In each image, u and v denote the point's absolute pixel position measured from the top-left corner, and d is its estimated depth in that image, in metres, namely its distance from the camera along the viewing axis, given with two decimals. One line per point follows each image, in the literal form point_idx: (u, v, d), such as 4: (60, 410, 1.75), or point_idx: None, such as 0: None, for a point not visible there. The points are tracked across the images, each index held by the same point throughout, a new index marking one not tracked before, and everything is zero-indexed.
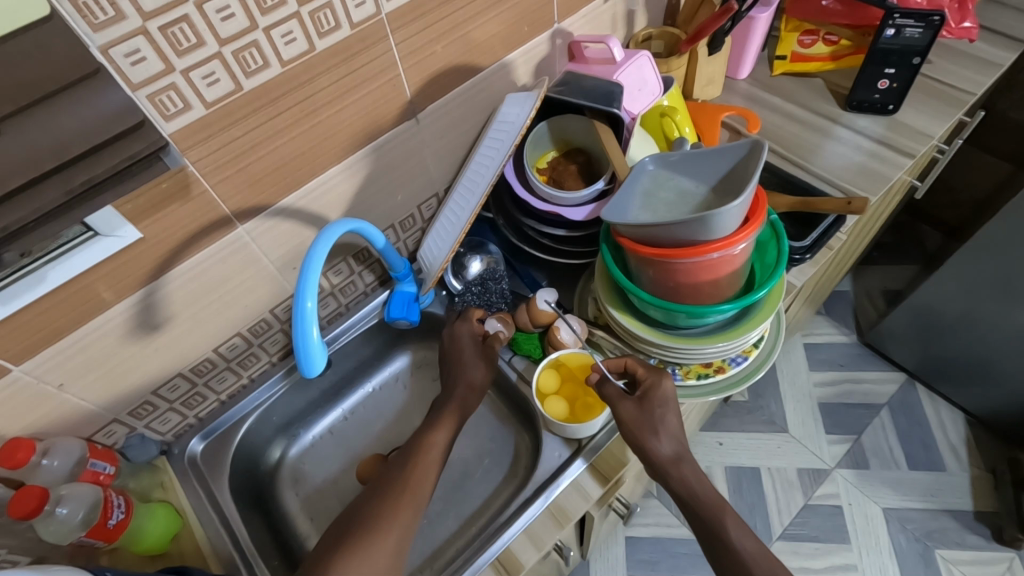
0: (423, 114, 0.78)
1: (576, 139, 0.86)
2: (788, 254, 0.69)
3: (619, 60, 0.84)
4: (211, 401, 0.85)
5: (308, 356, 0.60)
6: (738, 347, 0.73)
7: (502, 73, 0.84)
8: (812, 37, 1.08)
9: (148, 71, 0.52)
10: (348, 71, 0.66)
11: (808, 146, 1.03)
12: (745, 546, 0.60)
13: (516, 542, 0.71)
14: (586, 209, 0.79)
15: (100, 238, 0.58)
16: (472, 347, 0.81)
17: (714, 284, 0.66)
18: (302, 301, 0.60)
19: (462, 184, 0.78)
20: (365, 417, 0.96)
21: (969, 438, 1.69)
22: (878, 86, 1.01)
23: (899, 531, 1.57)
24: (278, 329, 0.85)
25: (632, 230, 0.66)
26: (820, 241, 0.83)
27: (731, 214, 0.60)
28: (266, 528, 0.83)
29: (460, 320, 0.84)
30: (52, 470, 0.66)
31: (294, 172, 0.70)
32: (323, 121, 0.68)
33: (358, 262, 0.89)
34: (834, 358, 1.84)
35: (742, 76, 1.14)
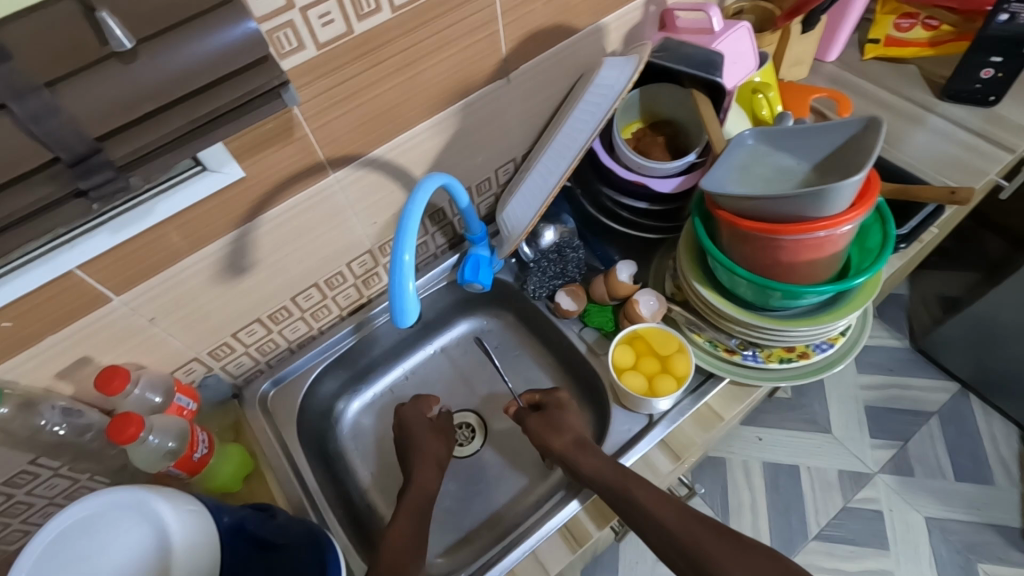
0: (515, 74, 0.77)
1: (665, 110, 0.84)
2: (894, 239, 0.66)
3: (717, 31, 0.81)
4: (282, 349, 0.86)
5: (402, 305, 0.61)
6: (826, 333, 0.71)
7: (595, 37, 0.82)
8: (911, 21, 1.03)
9: (270, 6, 0.52)
10: (452, 21, 0.65)
11: (898, 134, 0.99)
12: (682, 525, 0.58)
13: (584, 510, 0.72)
14: (674, 181, 0.78)
15: (207, 174, 0.59)
16: (421, 426, 0.83)
17: (812, 264, 0.64)
18: (401, 253, 0.60)
19: (552, 148, 0.77)
20: (425, 378, 0.97)
21: (1021, 454, 1.63)
22: (980, 75, 0.96)
23: (940, 542, 1.54)
24: (351, 283, 0.86)
25: (732, 203, 0.64)
26: (919, 229, 0.80)
27: (844, 191, 0.58)
28: (329, 477, 0.85)
29: (409, 407, 0.86)
30: (140, 400, 0.69)
31: (388, 124, 0.70)
32: (421, 73, 0.67)
33: (433, 223, 0.88)
34: (884, 362, 1.79)
35: (830, 59, 1.10)
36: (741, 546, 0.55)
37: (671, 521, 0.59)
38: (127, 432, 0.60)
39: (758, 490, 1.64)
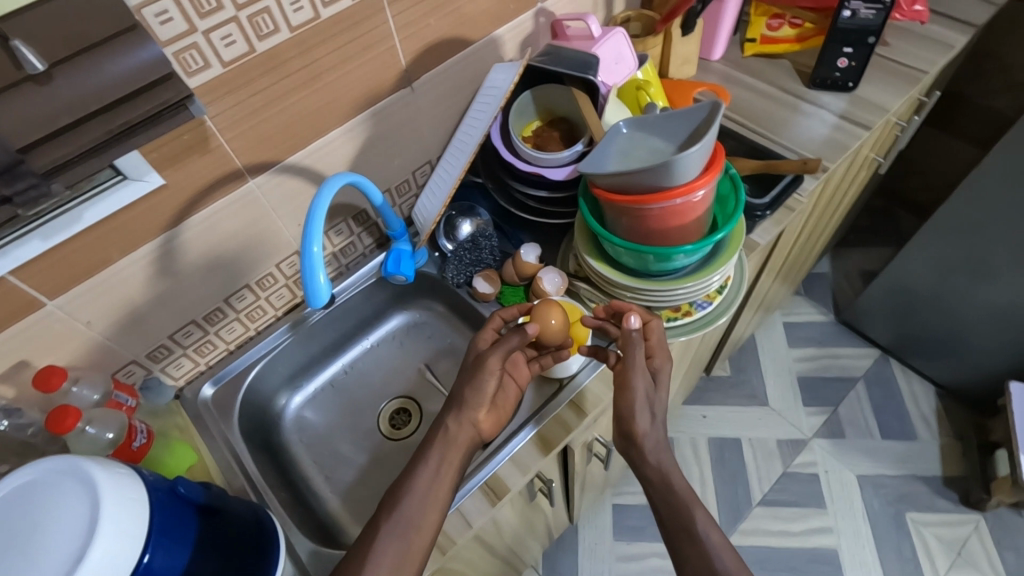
0: (418, 83, 0.86)
1: (558, 109, 0.94)
2: (745, 204, 0.77)
3: (597, 36, 0.92)
4: (221, 350, 0.91)
5: (315, 291, 0.69)
6: (703, 291, 0.81)
7: (491, 47, 0.92)
8: (779, 21, 1.17)
9: (174, 31, 0.60)
10: (350, 38, 0.74)
11: (778, 120, 1.11)
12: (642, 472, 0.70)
13: (503, 469, 0.79)
14: (566, 169, 0.87)
15: (129, 182, 0.66)
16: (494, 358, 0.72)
17: (678, 229, 0.74)
18: (310, 246, 0.68)
19: (453, 146, 0.85)
20: (365, 370, 1.04)
21: (939, 409, 1.77)
22: (839, 64, 1.09)
23: (873, 496, 1.65)
24: (284, 284, 0.93)
25: (605, 181, 0.73)
26: (780, 198, 0.90)
27: (689, 162, 0.68)
28: (275, 468, 0.91)
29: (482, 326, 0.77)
30: (80, 398, 0.74)
31: (300, 132, 0.78)
32: (325, 85, 0.75)
33: (358, 224, 0.96)
34: (813, 336, 1.92)
35: (715, 57, 1.22)
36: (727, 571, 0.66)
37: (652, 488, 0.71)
38: (65, 423, 0.66)
39: (706, 464, 1.74)
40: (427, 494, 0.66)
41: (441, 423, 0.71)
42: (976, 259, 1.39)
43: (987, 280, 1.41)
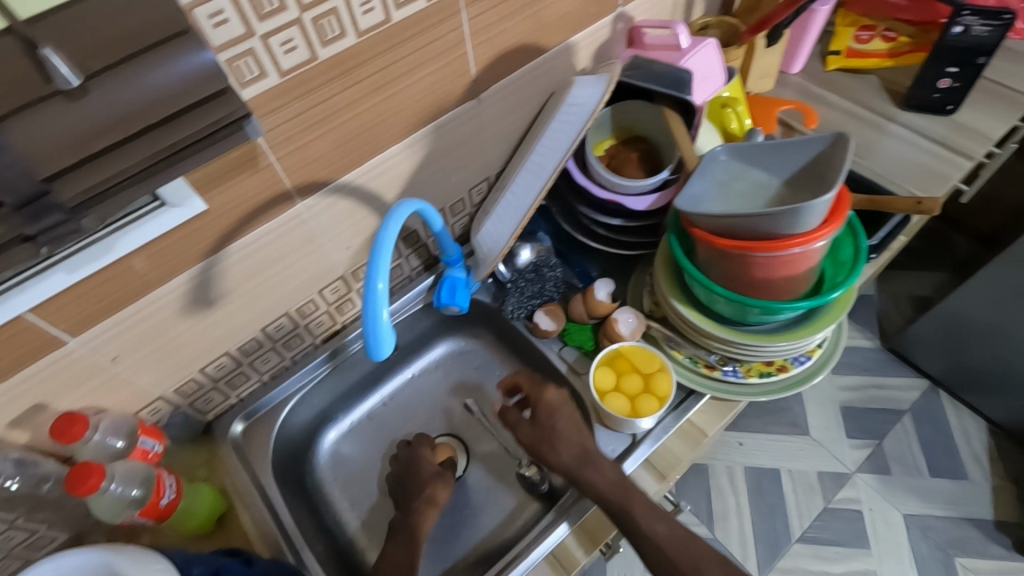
0: (486, 94, 0.76)
1: (640, 127, 0.84)
2: (866, 252, 0.67)
3: (685, 48, 0.82)
4: (254, 381, 0.83)
5: (377, 337, 0.60)
6: (804, 347, 0.71)
7: (566, 55, 0.82)
8: (869, 33, 1.07)
9: (229, 34, 0.50)
10: (420, 44, 0.64)
11: (865, 144, 1.01)
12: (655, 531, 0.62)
13: (571, 537, 0.70)
14: (648, 199, 0.78)
15: (168, 209, 0.57)
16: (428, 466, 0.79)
17: (790, 280, 0.65)
18: (375, 282, 0.58)
19: (525, 168, 0.76)
20: (405, 402, 0.95)
21: (991, 448, 1.65)
22: (939, 85, 0.98)
23: (920, 539, 1.54)
24: (324, 311, 0.84)
25: (708, 221, 0.64)
26: (887, 241, 0.81)
27: (817, 208, 0.58)
28: (308, 512, 0.82)
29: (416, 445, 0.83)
30: (100, 446, 0.65)
31: (358, 148, 0.68)
32: (389, 97, 0.66)
33: (407, 246, 0.87)
34: (859, 363, 1.79)
35: (794, 70, 1.11)
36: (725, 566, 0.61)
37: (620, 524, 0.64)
38: (88, 483, 0.57)
39: (742, 495, 1.64)
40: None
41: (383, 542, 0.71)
42: None
43: None
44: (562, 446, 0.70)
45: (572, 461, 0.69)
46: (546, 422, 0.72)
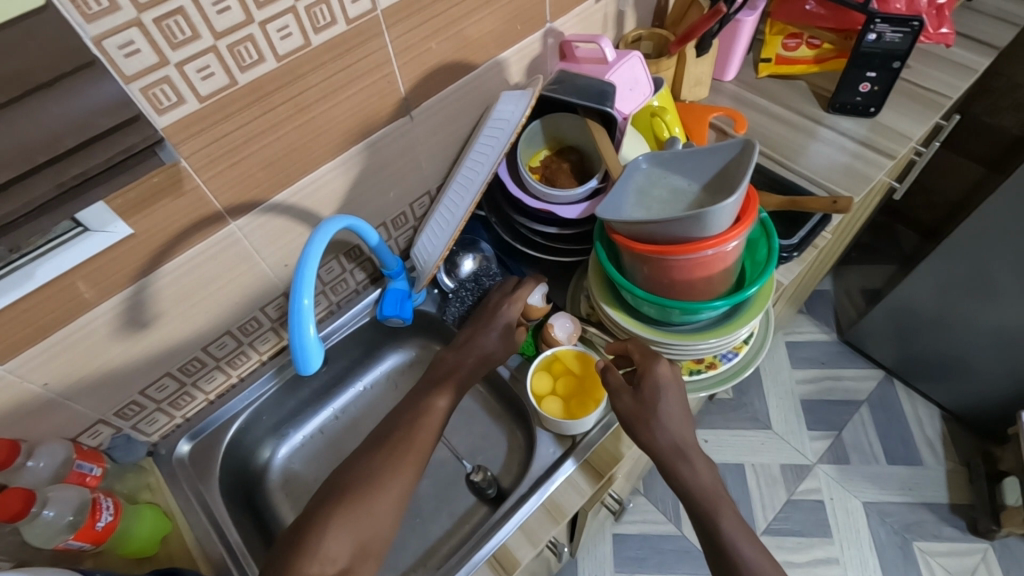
0: (417, 111, 0.79)
1: (569, 137, 0.87)
2: (778, 251, 0.71)
3: (611, 60, 0.85)
4: (199, 401, 0.83)
5: (304, 354, 0.61)
6: (729, 344, 0.74)
7: (496, 70, 0.85)
8: (796, 40, 1.11)
9: (142, 64, 0.51)
10: (343, 66, 0.66)
11: (794, 147, 1.05)
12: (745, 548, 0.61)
13: (511, 539, 0.72)
14: (579, 207, 0.81)
15: (90, 234, 0.58)
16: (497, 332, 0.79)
17: (706, 281, 0.67)
18: (299, 298, 0.60)
19: (456, 181, 0.78)
20: (357, 415, 0.96)
21: (944, 433, 1.70)
22: (860, 88, 1.03)
23: (879, 525, 1.58)
24: (269, 327, 0.85)
25: (627, 228, 0.66)
26: (808, 239, 0.84)
27: (724, 212, 0.61)
28: (257, 529, 0.82)
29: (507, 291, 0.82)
30: (36, 472, 0.65)
31: (287, 168, 0.70)
32: (315, 117, 0.68)
33: (350, 260, 0.88)
34: (815, 356, 1.85)
35: (728, 78, 1.15)
36: None
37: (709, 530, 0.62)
38: (11, 509, 0.58)
39: None
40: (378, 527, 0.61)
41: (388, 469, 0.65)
42: (972, 278, 1.35)
43: (989, 301, 1.35)
44: (661, 426, 0.67)
45: (667, 446, 0.66)
46: (648, 397, 0.68)
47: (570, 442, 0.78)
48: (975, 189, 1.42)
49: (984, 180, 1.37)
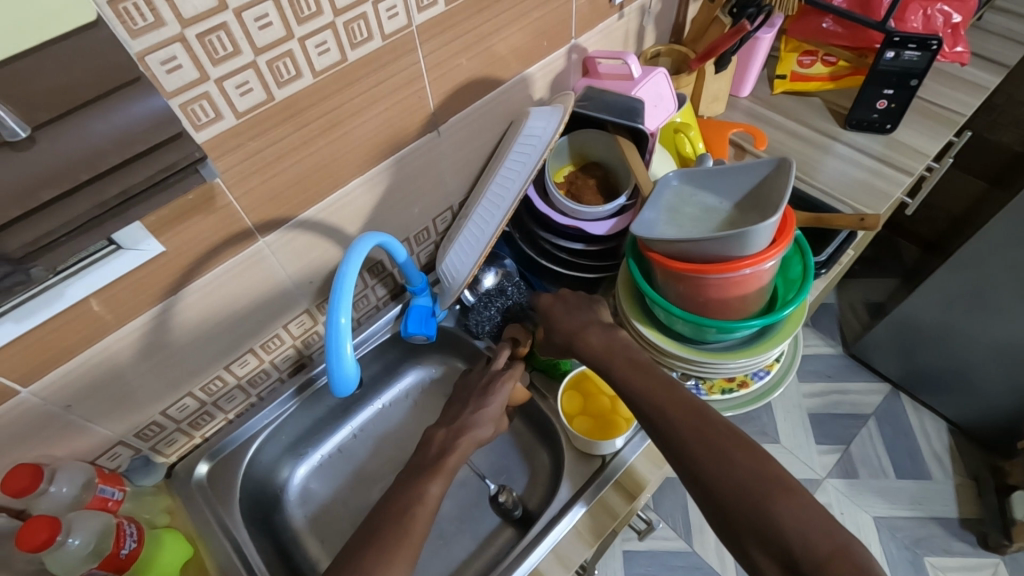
0: (445, 127, 0.78)
1: (594, 153, 0.87)
2: (813, 270, 0.70)
3: (636, 77, 0.85)
4: (218, 420, 0.82)
5: (341, 371, 0.61)
6: (761, 363, 0.73)
7: (522, 87, 0.84)
8: (811, 58, 1.13)
9: (183, 79, 0.51)
10: (378, 81, 0.65)
11: (811, 163, 1.05)
12: (730, 460, 0.55)
13: (544, 563, 0.70)
14: (608, 223, 0.80)
15: (122, 252, 0.56)
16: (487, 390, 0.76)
17: (742, 299, 0.67)
18: (337, 316, 0.60)
19: (486, 198, 0.78)
20: (375, 433, 0.94)
21: (951, 447, 1.70)
22: (877, 106, 1.04)
23: (889, 540, 1.57)
24: (290, 345, 0.83)
25: (663, 245, 0.66)
26: (835, 256, 0.84)
27: (763, 231, 0.61)
28: (276, 551, 0.80)
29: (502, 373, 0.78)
30: (56, 498, 0.62)
31: (317, 185, 0.69)
32: (348, 133, 0.67)
33: (373, 276, 0.87)
34: (822, 369, 1.85)
35: (743, 94, 1.16)
36: (797, 503, 0.51)
37: (685, 447, 0.57)
38: (39, 537, 0.56)
39: None
40: (411, 556, 0.59)
41: (420, 493, 0.63)
42: (980, 293, 1.35)
43: (998, 317, 1.36)
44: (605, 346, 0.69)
45: (631, 380, 0.65)
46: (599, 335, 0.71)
47: (599, 467, 0.77)
48: (981, 203, 1.43)
49: (989, 196, 1.39)
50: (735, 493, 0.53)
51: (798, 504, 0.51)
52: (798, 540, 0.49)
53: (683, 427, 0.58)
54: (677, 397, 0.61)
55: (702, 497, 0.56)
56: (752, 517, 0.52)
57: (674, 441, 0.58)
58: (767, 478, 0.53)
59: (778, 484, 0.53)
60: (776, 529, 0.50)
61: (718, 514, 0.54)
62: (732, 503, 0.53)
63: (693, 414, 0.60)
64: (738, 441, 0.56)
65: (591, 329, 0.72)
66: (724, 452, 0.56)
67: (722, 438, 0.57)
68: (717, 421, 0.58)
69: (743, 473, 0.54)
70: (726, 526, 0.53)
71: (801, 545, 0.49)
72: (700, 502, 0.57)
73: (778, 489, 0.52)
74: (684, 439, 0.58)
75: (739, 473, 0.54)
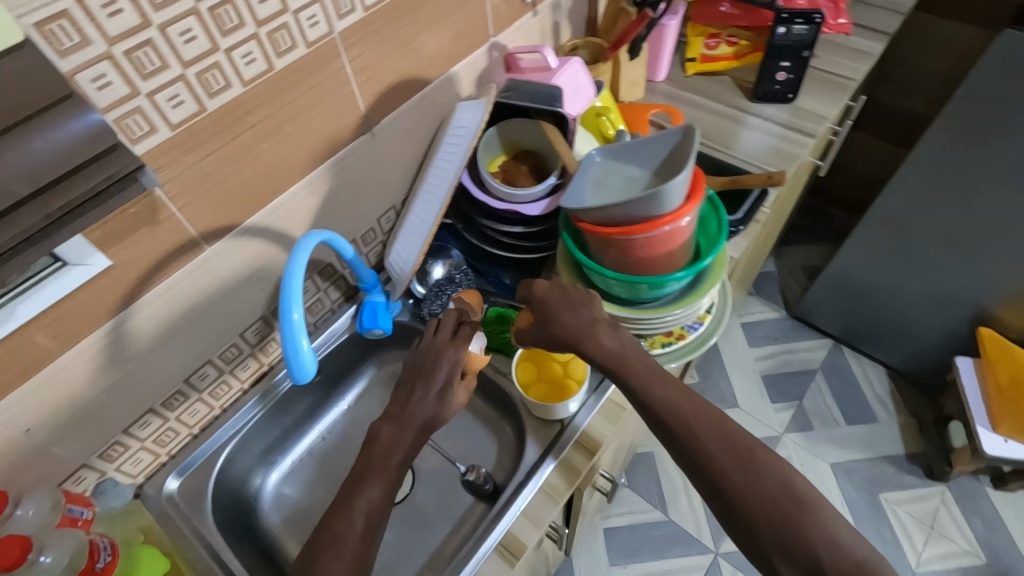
0: (378, 127, 0.82)
1: (522, 142, 0.93)
2: (727, 225, 0.78)
3: (554, 67, 0.91)
4: (183, 435, 0.82)
5: (299, 364, 0.64)
6: (693, 313, 0.80)
7: (448, 85, 0.89)
8: (716, 40, 1.22)
9: (114, 95, 0.53)
10: (307, 88, 0.69)
11: (725, 135, 1.14)
12: (761, 475, 0.57)
13: (516, 525, 0.74)
14: (542, 204, 0.85)
15: (70, 268, 0.58)
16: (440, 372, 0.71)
17: (668, 255, 0.73)
18: (290, 313, 0.63)
19: (424, 190, 0.82)
20: (344, 433, 0.96)
21: (892, 390, 1.83)
22: (777, 77, 1.14)
23: (847, 483, 1.68)
24: (249, 353, 0.85)
25: (591, 214, 0.72)
26: (750, 213, 0.92)
27: (675, 189, 0.67)
28: (256, 557, 0.81)
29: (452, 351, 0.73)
30: (24, 522, 0.63)
31: (259, 191, 0.71)
32: (283, 139, 0.70)
33: (324, 279, 0.89)
34: (769, 333, 1.96)
35: (659, 78, 1.24)
36: (825, 519, 0.55)
37: (716, 462, 0.58)
38: (12, 555, 0.57)
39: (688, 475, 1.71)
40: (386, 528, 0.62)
41: None
42: (896, 243, 1.47)
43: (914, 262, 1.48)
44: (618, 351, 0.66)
45: (647, 389, 0.64)
46: (609, 337, 0.68)
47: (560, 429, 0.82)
48: None
49: None
50: (763, 508, 0.56)
51: (822, 518, 0.55)
52: (825, 554, 0.53)
53: (710, 441, 0.59)
54: (700, 409, 0.62)
55: (728, 511, 0.58)
56: (781, 530, 0.55)
57: (702, 455, 0.59)
58: (793, 493, 0.56)
59: (803, 499, 0.56)
60: (805, 542, 0.54)
61: (745, 522, 0.56)
62: (761, 517, 0.55)
63: (717, 426, 0.61)
64: (766, 456, 0.58)
65: (599, 329, 0.68)
66: (751, 467, 0.58)
67: (749, 451, 0.59)
68: (742, 437, 0.60)
69: (772, 486, 0.56)
70: (755, 536, 0.56)
71: (827, 557, 0.53)
72: (721, 515, 0.59)
73: (804, 505, 0.56)
74: (710, 452, 0.59)
75: (770, 489, 0.56)
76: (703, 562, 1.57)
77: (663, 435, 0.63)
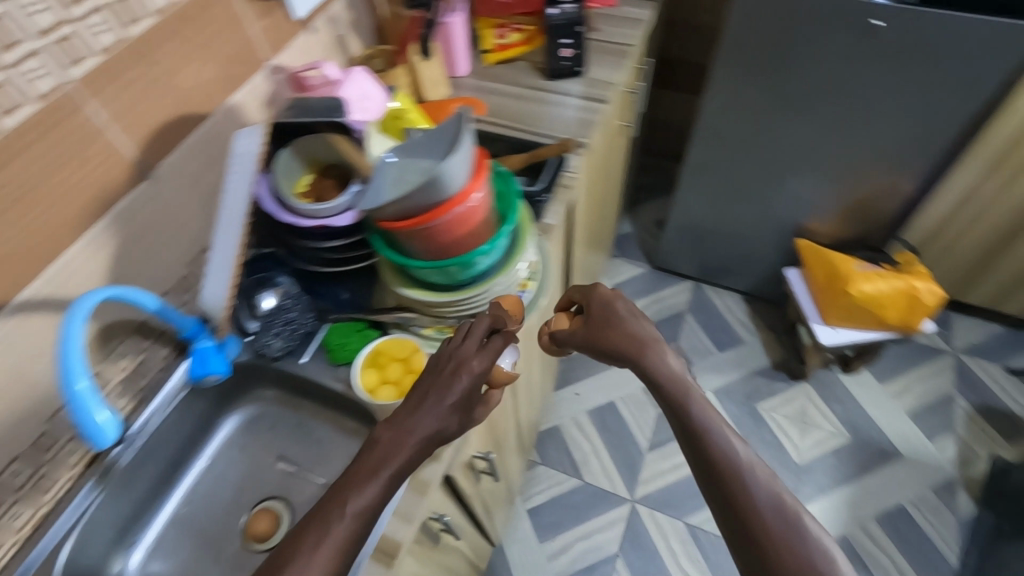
0: (158, 170, 0.79)
1: (323, 157, 0.92)
2: (518, 195, 0.85)
3: (338, 80, 0.93)
4: (10, 543, 0.75)
5: (98, 432, 0.64)
6: (513, 281, 0.85)
7: (230, 116, 0.88)
8: (504, 30, 1.29)
9: None
10: (51, 143, 0.66)
11: (530, 114, 1.21)
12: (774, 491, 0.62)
13: (389, 527, 0.75)
14: (350, 214, 0.85)
15: None
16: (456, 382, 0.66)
17: (471, 233, 0.78)
18: (74, 384, 0.62)
19: (220, 224, 0.79)
20: (210, 490, 0.91)
21: (749, 312, 2.04)
22: (563, 54, 1.23)
23: (728, 403, 1.85)
24: (70, 436, 0.79)
25: (389, 211, 0.74)
26: (551, 180, 1.00)
27: (457, 171, 0.72)
28: None
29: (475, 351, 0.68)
30: None
31: (25, 260, 0.67)
32: (38, 201, 0.66)
33: (144, 337, 0.88)
34: (639, 288, 2.09)
35: (462, 73, 1.27)
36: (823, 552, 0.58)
37: (729, 468, 0.64)
38: None
39: (594, 436, 1.80)
40: None
41: None
42: None
43: None
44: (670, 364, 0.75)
45: (683, 405, 0.70)
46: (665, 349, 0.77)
47: None
48: None
49: None
50: (758, 521, 0.60)
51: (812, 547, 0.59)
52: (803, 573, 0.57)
53: (729, 455, 0.65)
54: (720, 431, 0.67)
55: (730, 517, 0.62)
56: (771, 539, 0.59)
57: (721, 466, 0.64)
58: (790, 520, 0.60)
59: (799, 525, 0.60)
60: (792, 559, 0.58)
61: (744, 518, 0.62)
62: (756, 528, 0.60)
63: (736, 449, 0.66)
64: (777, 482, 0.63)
65: (651, 344, 0.77)
66: (757, 485, 0.62)
67: (757, 471, 0.63)
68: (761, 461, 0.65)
69: (777, 498, 0.61)
70: (750, 531, 0.61)
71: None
72: (722, 520, 0.64)
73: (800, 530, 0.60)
74: (721, 462, 0.65)
75: (776, 508, 0.61)
76: (622, 513, 1.67)
77: (688, 443, 0.69)
